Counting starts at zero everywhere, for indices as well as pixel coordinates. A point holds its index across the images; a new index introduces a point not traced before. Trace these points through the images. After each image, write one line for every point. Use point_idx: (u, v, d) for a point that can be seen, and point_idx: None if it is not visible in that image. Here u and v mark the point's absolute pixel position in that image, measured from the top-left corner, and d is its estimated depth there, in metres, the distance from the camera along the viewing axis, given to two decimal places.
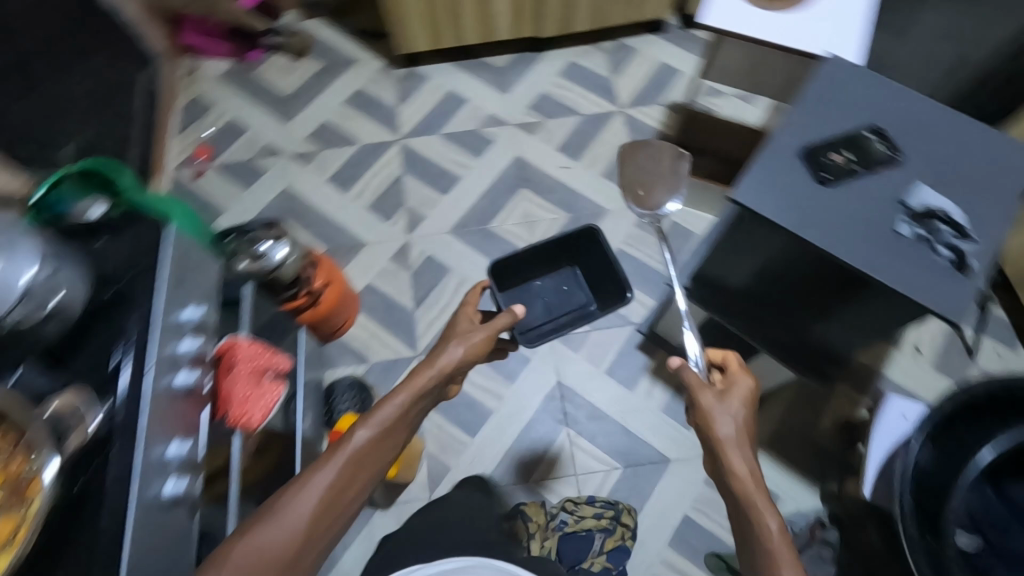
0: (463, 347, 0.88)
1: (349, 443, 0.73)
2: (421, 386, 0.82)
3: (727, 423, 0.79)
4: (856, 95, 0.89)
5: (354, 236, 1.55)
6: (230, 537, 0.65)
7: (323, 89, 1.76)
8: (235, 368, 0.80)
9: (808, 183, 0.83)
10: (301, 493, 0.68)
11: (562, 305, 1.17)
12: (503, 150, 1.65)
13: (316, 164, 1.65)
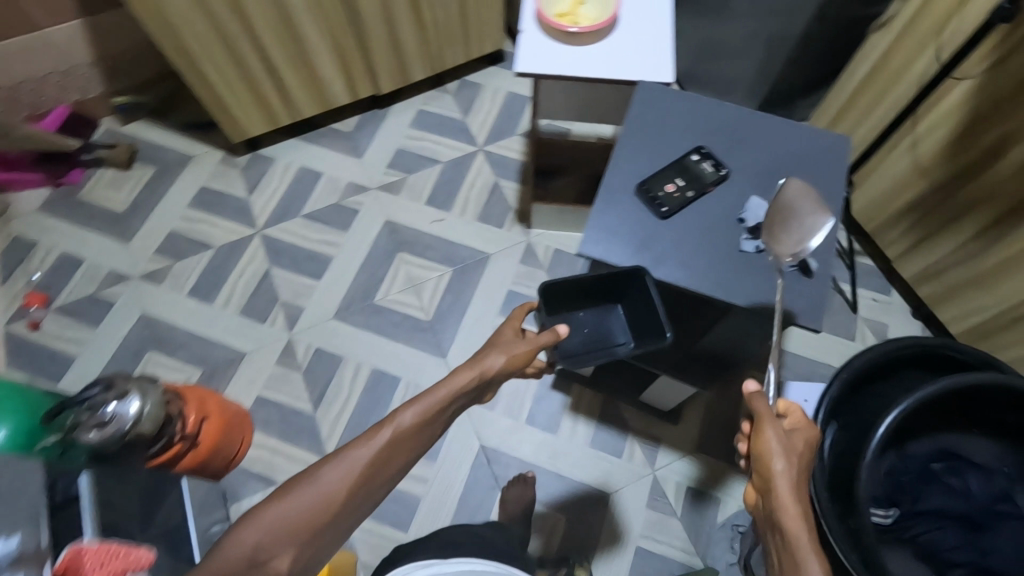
0: (505, 353, 0.83)
1: (387, 424, 0.72)
2: (459, 384, 0.78)
3: (782, 461, 0.71)
4: (672, 118, 0.91)
5: (230, 349, 1.43)
6: (271, 494, 0.67)
7: (161, 196, 1.62)
8: None
9: (651, 220, 0.84)
10: (337, 469, 0.68)
11: (597, 342, 1.04)
12: (371, 217, 1.58)
13: (172, 280, 1.51)
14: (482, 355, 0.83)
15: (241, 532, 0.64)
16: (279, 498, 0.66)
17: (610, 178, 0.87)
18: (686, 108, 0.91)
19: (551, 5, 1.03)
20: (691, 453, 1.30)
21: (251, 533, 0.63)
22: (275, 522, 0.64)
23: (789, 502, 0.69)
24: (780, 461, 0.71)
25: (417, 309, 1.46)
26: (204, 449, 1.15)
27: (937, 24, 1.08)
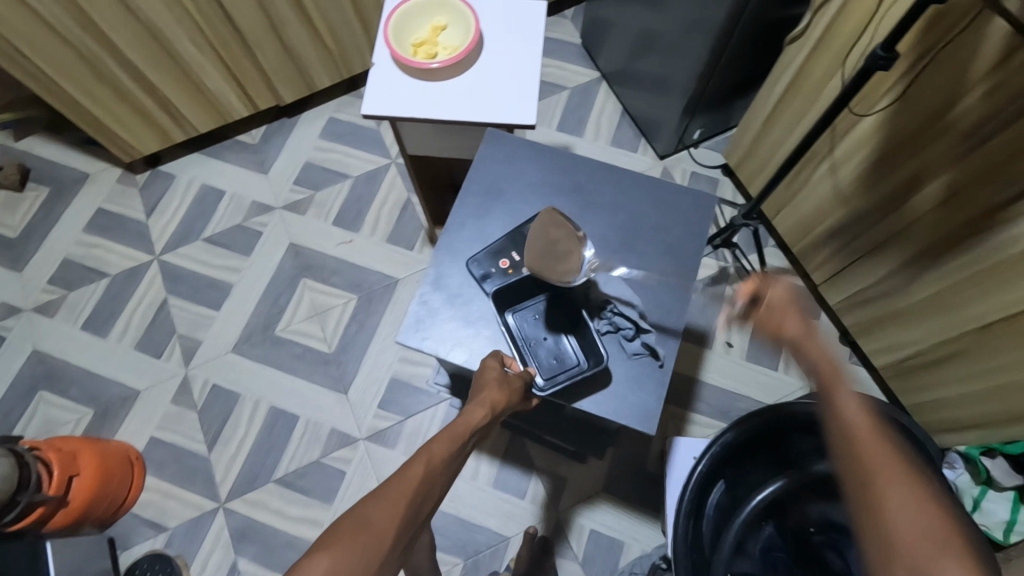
0: (504, 383, 0.78)
1: (420, 458, 0.64)
2: (475, 421, 0.72)
3: (802, 330, 0.71)
4: (516, 187, 0.96)
5: (124, 387, 1.37)
6: (320, 538, 0.54)
7: (56, 220, 1.53)
8: None
9: (487, 302, 0.89)
10: (391, 497, 0.58)
11: (550, 350, 0.87)
12: (275, 240, 1.49)
13: (65, 312, 1.44)
14: (483, 390, 0.77)
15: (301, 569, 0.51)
16: (338, 528, 0.55)
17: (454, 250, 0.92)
18: (538, 170, 0.97)
19: (408, 34, 0.92)
20: (598, 494, 1.24)
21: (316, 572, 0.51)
22: (340, 555, 0.52)
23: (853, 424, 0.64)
24: (800, 336, 0.71)
25: (320, 342, 1.39)
26: (76, 503, 1.11)
27: (849, 41, 0.96)
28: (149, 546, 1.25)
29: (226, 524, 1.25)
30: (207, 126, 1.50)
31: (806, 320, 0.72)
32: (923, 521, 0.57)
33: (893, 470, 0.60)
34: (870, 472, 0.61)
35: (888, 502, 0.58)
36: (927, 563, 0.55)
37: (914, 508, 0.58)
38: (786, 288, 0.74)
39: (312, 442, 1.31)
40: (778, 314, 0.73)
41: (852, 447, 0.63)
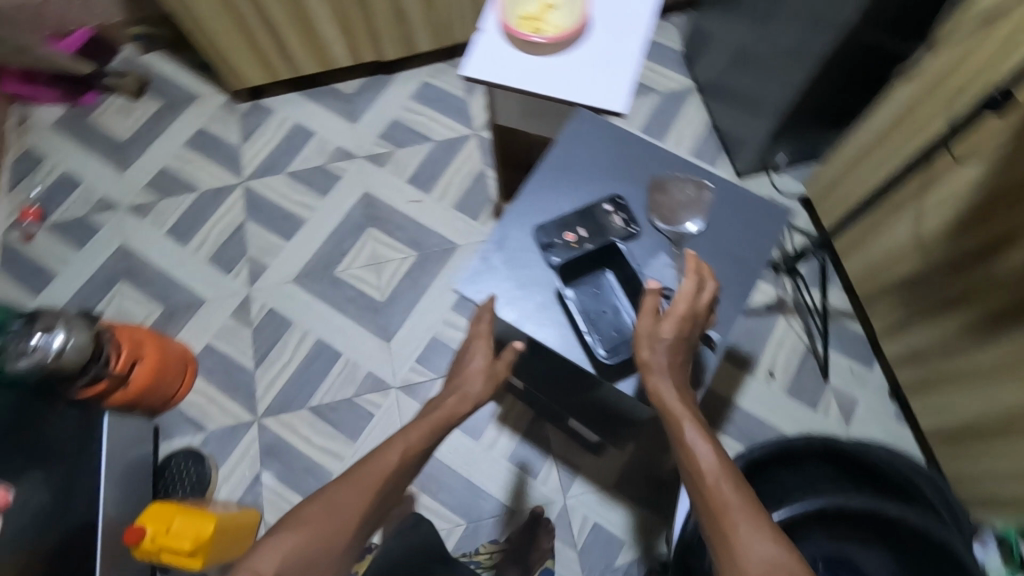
0: (480, 356, 0.86)
1: (395, 448, 0.78)
2: (446, 404, 0.83)
3: (659, 362, 0.78)
4: (596, 168, 0.98)
5: (192, 294, 1.47)
6: (290, 512, 0.72)
7: (161, 132, 1.65)
8: None
9: (545, 269, 0.91)
10: (351, 488, 0.73)
11: (609, 322, 0.90)
12: (351, 187, 1.56)
13: (154, 217, 1.56)
14: (464, 382, 0.85)
15: (261, 551, 0.68)
16: (302, 518, 0.70)
17: (521, 215, 0.95)
18: (611, 157, 0.99)
19: (518, 7, 0.95)
20: (607, 490, 1.25)
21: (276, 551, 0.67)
22: (301, 538, 0.69)
23: (671, 404, 0.75)
24: (652, 366, 0.78)
25: (373, 289, 1.45)
26: (135, 388, 1.23)
27: (963, 83, 0.92)
28: (184, 444, 1.34)
29: (257, 439, 1.34)
30: (311, 69, 1.59)
31: (658, 337, 0.79)
32: (756, 546, 0.62)
33: (742, 506, 0.65)
34: (718, 514, 0.66)
35: (732, 532, 0.64)
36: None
37: (753, 534, 0.63)
38: (683, 302, 0.79)
39: (349, 381, 1.37)
40: (647, 354, 0.78)
41: (703, 498, 0.68)
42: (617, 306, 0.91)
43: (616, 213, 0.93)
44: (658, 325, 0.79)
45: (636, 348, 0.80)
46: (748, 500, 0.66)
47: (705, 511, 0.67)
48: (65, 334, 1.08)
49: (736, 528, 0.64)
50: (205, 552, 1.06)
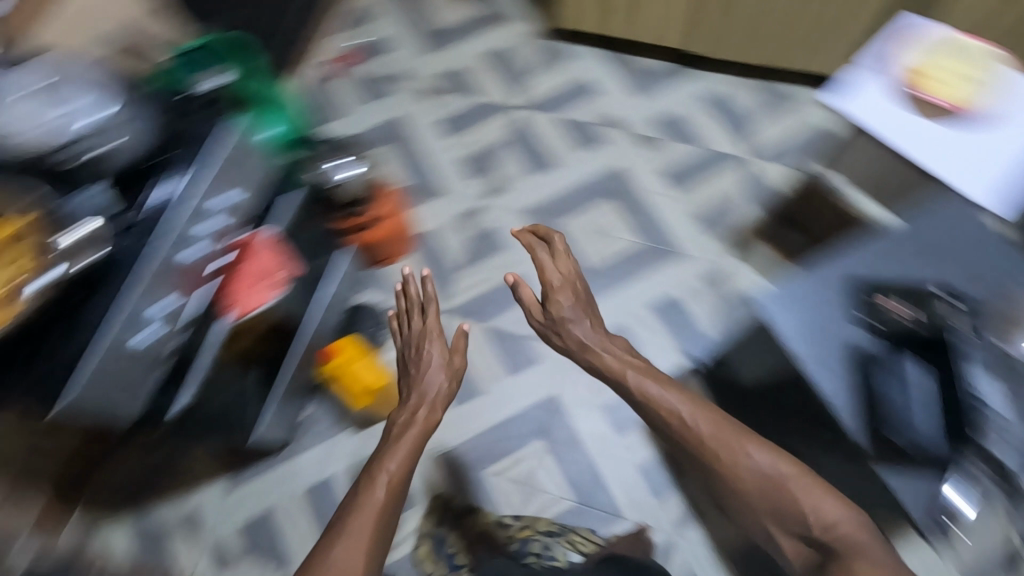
0: (426, 331, 1.15)
1: (382, 479, 0.92)
2: (417, 419, 1.03)
3: (580, 339, 1.12)
4: (941, 264, 1.20)
5: (434, 182, 1.58)
6: (310, 562, 0.83)
7: (469, 37, 1.78)
8: (242, 267, 0.91)
9: (846, 315, 1.16)
10: (351, 521, 0.87)
11: (926, 405, 1.13)
12: (608, 155, 1.59)
13: (432, 104, 1.69)
14: (424, 369, 1.10)
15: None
16: (326, 544, 0.84)
17: (848, 265, 1.19)
18: (932, 255, 1.20)
19: (918, 61, 1.01)
20: (719, 549, 1.22)
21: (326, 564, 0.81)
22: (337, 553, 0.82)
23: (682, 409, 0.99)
24: (574, 338, 1.12)
25: (587, 253, 1.48)
26: (374, 237, 1.36)
27: None
28: (372, 303, 1.45)
29: None
30: (624, 34, 1.63)
31: (574, 322, 1.12)
32: (752, 485, 0.93)
33: (727, 454, 0.94)
34: (701, 459, 0.96)
35: (718, 471, 0.95)
36: (801, 505, 0.90)
37: (751, 482, 0.93)
38: (561, 307, 1.14)
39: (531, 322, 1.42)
40: (552, 326, 1.15)
41: (762, 490, 0.92)
42: (930, 386, 1.14)
43: (944, 300, 1.17)
44: (536, 308, 1.17)
45: (535, 318, 1.18)
46: (756, 441, 0.95)
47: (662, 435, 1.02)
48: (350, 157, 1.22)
49: (790, 489, 0.91)
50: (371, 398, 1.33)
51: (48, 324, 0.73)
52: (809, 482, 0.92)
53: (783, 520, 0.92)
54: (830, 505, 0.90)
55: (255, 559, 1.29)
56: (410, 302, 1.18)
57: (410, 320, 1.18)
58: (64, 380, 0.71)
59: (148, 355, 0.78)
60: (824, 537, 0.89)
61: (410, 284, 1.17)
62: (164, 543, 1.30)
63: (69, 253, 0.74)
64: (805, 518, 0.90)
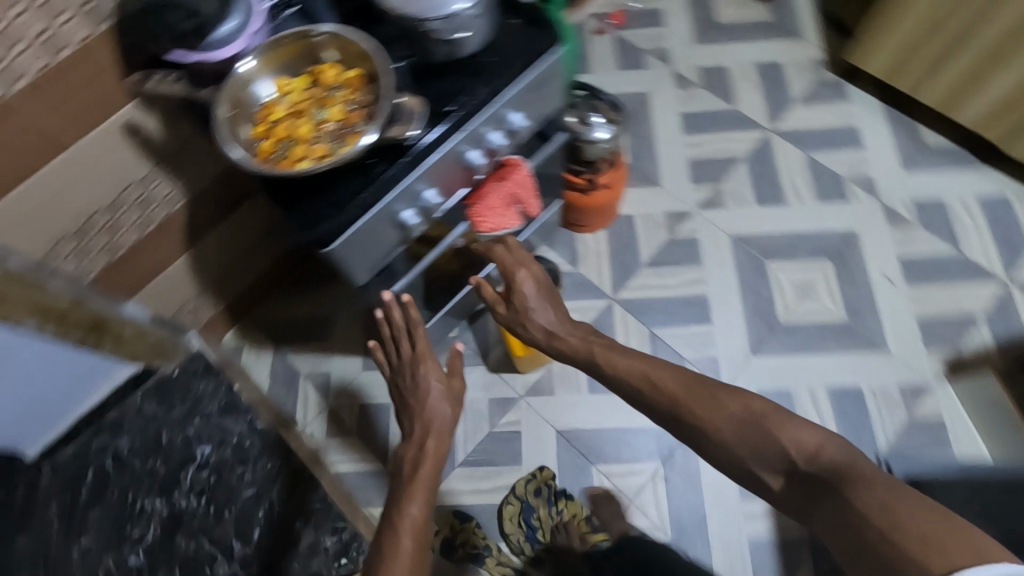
0: (416, 363, 0.97)
1: (405, 521, 0.81)
2: (428, 453, 0.90)
3: (544, 331, 1.01)
4: None
5: (655, 172, 1.53)
6: None
7: (749, 39, 1.66)
8: (500, 184, 0.92)
9: None
10: (388, 554, 0.77)
11: None
12: (848, 215, 1.44)
13: (684, 94, 1.61)
14: (418, 395, 0.96)
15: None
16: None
17: None
18: None
19: None
20: None
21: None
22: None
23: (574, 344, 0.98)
24: (539, 329, 1.01)
25: (783, 305, 1.37)
26: (585, 204, 1.34)
27: None
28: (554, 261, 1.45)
29: (600, 312, 1.40)
30: (926, 96, 1.44)
31: (531, 311, 1.02)
32: (729, 429, 0.79)
33: (697, 401, 0.82)
34: (685, 416, 0.83)
35: (695, 420, 0.82)
36: (761, 431, 0.77)
37: (721, 417, 0.80)
38: (522, 300, 1.02)
39: (697, 348, 1.35)
40: (514, 317, 1.03)
41: (682, 402, 0.84)
42: None
43: None
44: (500, 305, 1.04)
45: (499, 315, 1.05)
46: (691, 390, 0.84)
47: (667, 418, 0.86)
48: (606, 119, 1.15)
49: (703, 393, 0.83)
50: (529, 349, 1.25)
51: (340, 173, 0.76)
52: (759, 402, 0.80)
53: (757, 453, 0.77)
54: (795, 432, 0.75)
55: (365, 440, 1.36)
56: (400, 335, 0.98)
57: (396, 358, 1.00)
58: (338, 230, 0.75)
59: (397, 229, 0.83)
60: (804, 462, 0.74)
61: (394, 312, 0.95)
62: (299, 389, 1.41)
63: (400, 129, 0.74)
64: (784, 447, 0.75)
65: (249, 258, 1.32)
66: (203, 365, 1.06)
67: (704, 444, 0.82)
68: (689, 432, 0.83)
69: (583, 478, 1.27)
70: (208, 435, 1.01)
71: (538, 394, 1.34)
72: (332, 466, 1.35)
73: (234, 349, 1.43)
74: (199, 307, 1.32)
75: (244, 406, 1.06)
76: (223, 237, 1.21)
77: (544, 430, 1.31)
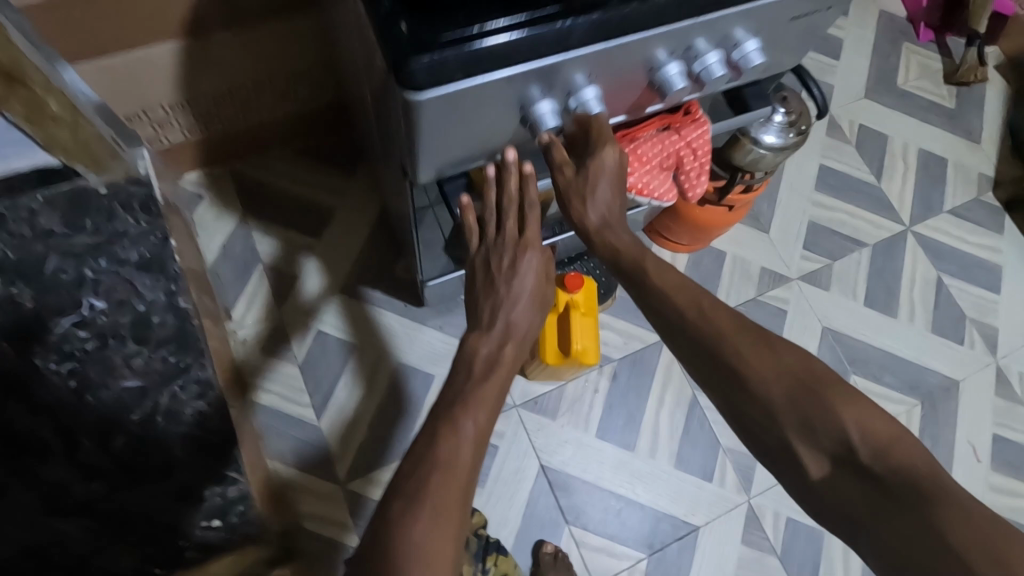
0: (515, 247, 0.60)
1: (452, 444, 0.52)
2: (508, 361, 0.57)
3: (601, 220, 0.62)
4: None
5: (767, 216, 1.25)
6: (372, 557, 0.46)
7: (922, 118, 1.39)
8: (663, 139, 0.62)
9: None
10: (418, 482, 0.49)
11: None
12: (955, 360, 1.20)
13: (830, 145, 1.33)
14: (497, 275, 0.60)
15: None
16: (382, 518, 0.48)
17: None
18: None
19: None
20: None
21: (409, 554, 0.45)
22: (421, 536, 0.46)
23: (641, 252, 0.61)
24: (598, 217, 0.62)
25: None
26: (691, 215, 1.04)
27: None
28: None
29: (645, 346, 1.12)
30: None
31: (598, 187, 0.60)
32: (782, 388, 0.54)
33: (745, 338, 0.56)
34: (721, 356, 0.56)
35: (735, 365, 0.56)
36: (821, 403, 0.53)
37: (772, 368, 0.55)
38: (597, 163, 0.59)
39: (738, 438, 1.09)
40: (580, 189, 0.60)
41: (722, 344, 0.56)
42: None
43: None
44: (569, 168, 0.60)
45: (563, 183, 0.61)
46: (745, 328, 0.57)
47: (697, 357, 0.58)
48: (787, 122, 0.85)
49: (755, 336, 0.56)
50: (565, 362, 0.92)
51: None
52: (827, 363, 0.55)
53: (809, 427, 0.53)
54: (870, 413, 0.52)
55: (306, 377, 1.05)
56: (503, 200, 0.61)
57: (489, 233, 0.62)
58: (440, 78, 0.45)
59: (511, 117, 0.53)
60: (868, 454, 0.50)
61: (511, 182, 0.60)
62: (251, 279, 1.09)
63: None
64: (843, 428, 0.52)
65: (267, 94, 0.99)
66: (146, 200, 0.46)
67: (738, 401, 0.56)
68: (719, 379, 0.57)
69: (549, 533, 1.02)
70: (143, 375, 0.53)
71: (535, 411, 1.07)
72: (254, 391, 1.04)
73: (193, 196, 1.10)
74: (174, 125, 0.98)
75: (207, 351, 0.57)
76: (239, 49, 0.87)
77: (525, 459, 1.05)
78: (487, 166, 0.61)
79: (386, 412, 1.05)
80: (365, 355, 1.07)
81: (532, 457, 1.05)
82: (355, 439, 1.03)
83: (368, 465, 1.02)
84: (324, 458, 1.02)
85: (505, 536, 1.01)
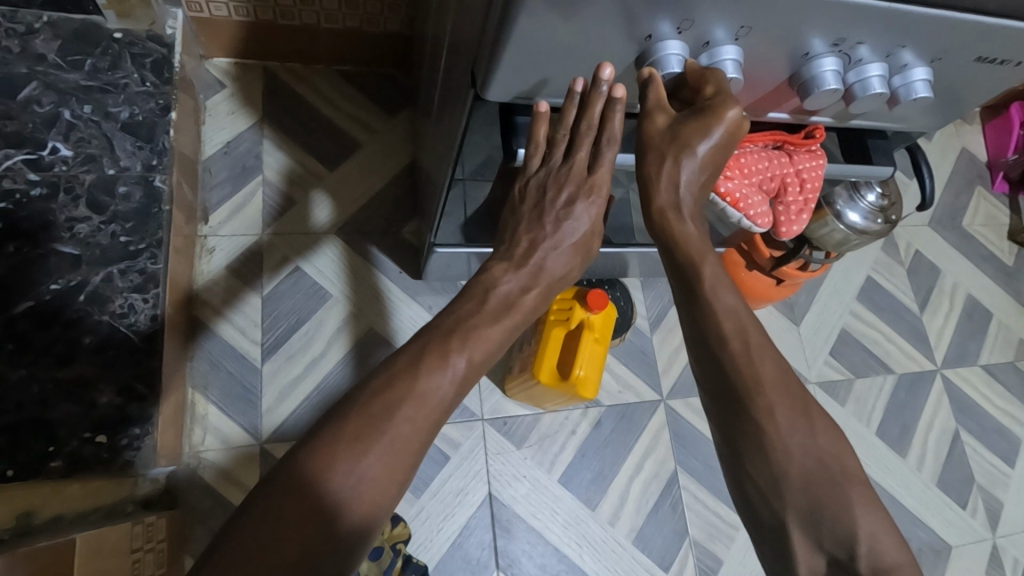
0: (578, 184, 0.56)
1: (437, 373, 0.48)
2: (522, 310, 0.55)
3: (673, 198, 0.50)
4: None
5: (799, 311, 1.17)
6: (317, 455, 0.43)
7: (981, 263, 1.31)
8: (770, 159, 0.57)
9: None
10: (384, 408, 0.45)
11: None
12: (952, 523, 1.10)
13: (882, 259, 1.25)
14: (548, 208, 0.57)
15: (240, 529, 0.40)
16: (330, 431, 0.44)
17: None
18: None
19: None
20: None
21: (349, 480, 0.42)
22: (369, 468, 0.43)
23: (694, 242, 0.50)
24: (670, 187, 0.50)
25: None
26: (734, 275, 0.93)
27: None
28: (636, 304, 1.04)
29: (638, 402, 1.00)
30: None
31: (688, 155, 0.48)
32: (801, 465, 0.46)
33: (782, 397, 0.47)
34: (747, 405, 0.47)
35: (761, 420, 0.47)
36: (839, 496, 0.44)
37: (798, 439, 0.46)
38: (698, 127, 0.47)
39: (709, 534, 0.96)
40: (664, 148, 0.49)
41: (756, 392, 0.47)
42: None
43: None
44: (662, 116, 0.48)
45: (647, 132, 0.49)
46: (787, 386, 0.48)
47: (715, 397, 0.49)
48: (878, 207, 0.77)
49: (791, 396, 0.47)
50: (559, 386, 0.84)
51: None
52: (856, 462, 0.47)
53: (817, 519, 0.45)
54: (889, 537, 0.44)
55: (265, 311, 0.92)
56: (583, 126, 0.52)
57: (557, 153, 0.55)
58: None
59: (616, 48, 0.43)
60: (868, 571, 0.43)
61: (596, 106, 0.49)
62: (245, 187, 0.96)
63: None
64: (854, 534, 0.43)
65: None
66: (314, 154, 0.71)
67: (746, 460, 0.47)
68: (735, 428, 0.48)
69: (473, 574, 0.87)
70: (54, 265, 0.73)
71: (501, 432, 0.94)
72: (207, 311, 0.90)
73: (216, 83, 0.99)
74: None
75: (156, 248, 0.76)
76: None
77: (473, 481, 0.91)
78: (576, 79, 0.47)
79: (338, 377, 0.91)
80: (338, 308, 0.94)
81: (483, 482, 0.91)
82: (293, 399, 0.89)
83: (297, 427, 0.88)
84: (253, 405, 0.88)
85: (426, 561, 0.86)
